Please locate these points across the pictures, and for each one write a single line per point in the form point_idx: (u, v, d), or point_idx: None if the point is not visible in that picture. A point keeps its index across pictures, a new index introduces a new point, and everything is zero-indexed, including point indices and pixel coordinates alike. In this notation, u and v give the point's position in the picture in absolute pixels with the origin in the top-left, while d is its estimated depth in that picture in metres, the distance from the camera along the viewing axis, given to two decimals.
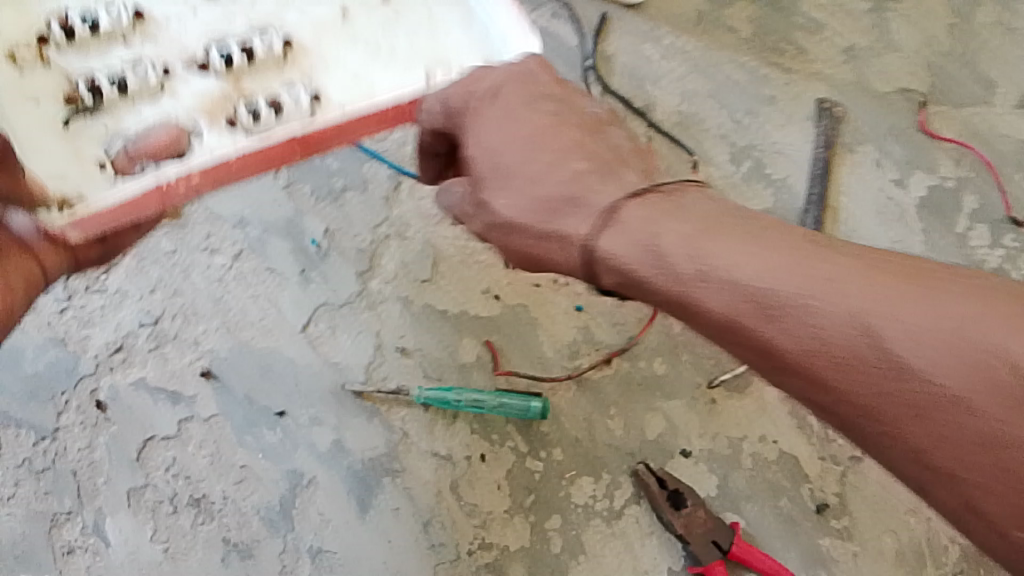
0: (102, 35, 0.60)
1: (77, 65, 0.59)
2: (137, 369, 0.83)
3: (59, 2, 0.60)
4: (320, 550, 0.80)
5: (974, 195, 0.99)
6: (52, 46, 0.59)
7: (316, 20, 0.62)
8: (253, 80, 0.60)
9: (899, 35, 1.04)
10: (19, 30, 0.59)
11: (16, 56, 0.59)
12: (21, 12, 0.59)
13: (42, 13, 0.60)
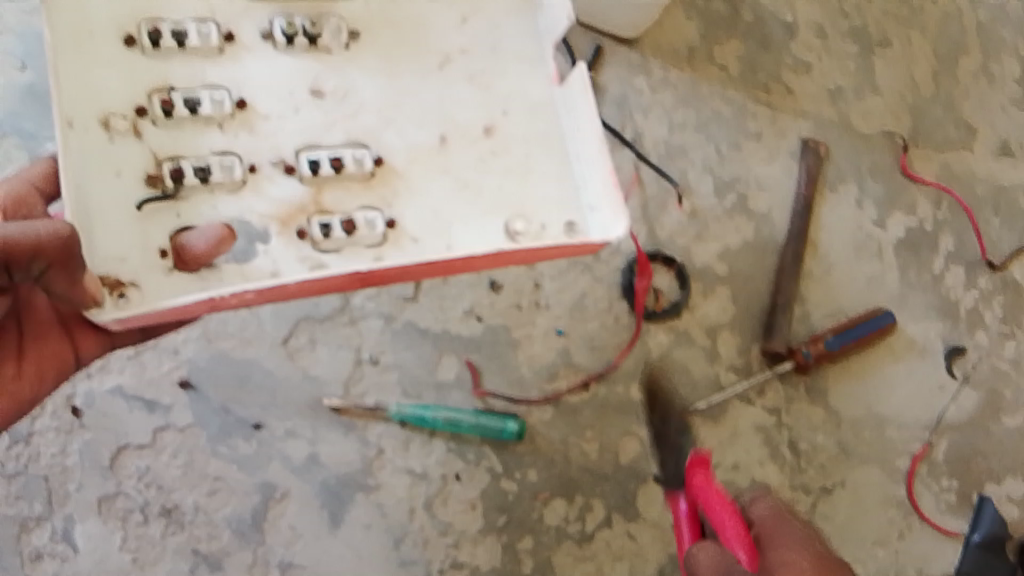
0: (197, 118, 0.61)
1: (168, 144, 0.60)
2: (114, 376, 0.83)
3: (167, 75, 0.61)
4: (290, 564, 0.80)
5: (951, 237, 1.01)
6: (147, 120, 0.60)
7: (414, 145, 0.63)
8: (337, 197, 0.62)
9: (882, 78, 1.07)
10: (121, 100, 0.60)
11: (109, 124, 0.59)
12: (126, 81, 0.60)
13: (149, 84, 0.61)
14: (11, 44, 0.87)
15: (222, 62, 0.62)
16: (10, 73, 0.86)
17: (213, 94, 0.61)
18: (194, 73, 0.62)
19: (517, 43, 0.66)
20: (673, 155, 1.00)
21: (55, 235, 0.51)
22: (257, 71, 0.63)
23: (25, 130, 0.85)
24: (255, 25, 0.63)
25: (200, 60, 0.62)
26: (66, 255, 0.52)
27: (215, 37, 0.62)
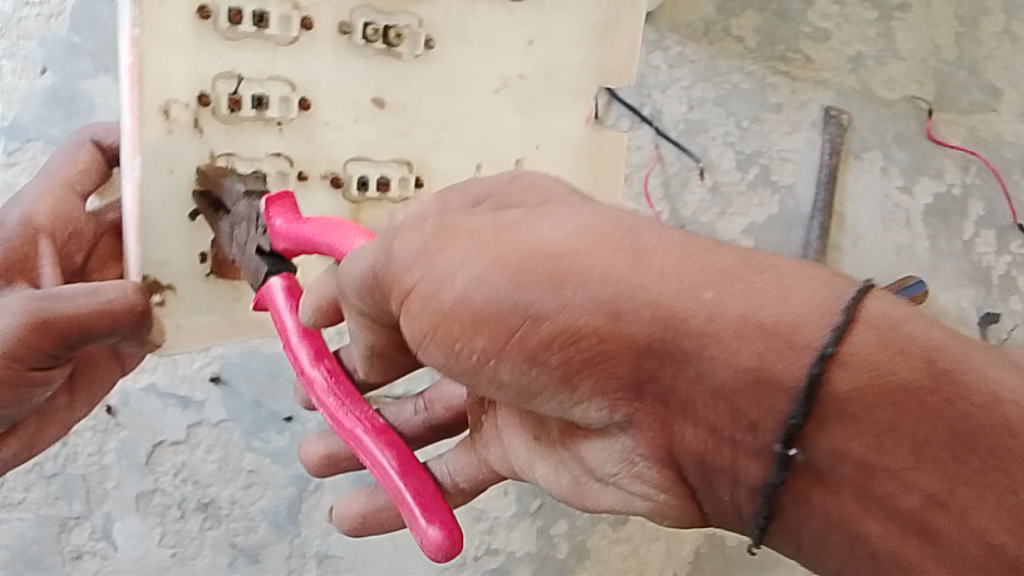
0: (260, 118, 0.58)
1: (225, 139, 0.57)
2: (147, 374, 0.80)
3: (231, 62, 0.56)
4: (326, 554, 0.84)
5: (980, 203, 1.03)
6: (209, 111, 0.56)
7: (456, 169, 0.66)
8: (375, 216, 0.64)
9: (905, 43, 1.02)
10: (183, 85, 0.55)
11: (170, 113, 0.55)
12: (192, 63, 0.55)
13: (217, 70, 0.56)
14: (33, 49, 0.86)
15: (293, 53, 0.58)
16: (31, 79, 0.86)
17: (280, 93, 0.58)
18: (263, 63, 0.57)
19: (574, 75, 0.69)
20: (693, 132, 0.99)
21: (123, 305, 0.55)
22: (325, 70, 0.60)
23: (49, 134, 0.87)
24: (332, 16, 0.59)
25: (272, 48, 0.57)
26: (138, 321, 0.56)
27: (292, 29, 0.57)
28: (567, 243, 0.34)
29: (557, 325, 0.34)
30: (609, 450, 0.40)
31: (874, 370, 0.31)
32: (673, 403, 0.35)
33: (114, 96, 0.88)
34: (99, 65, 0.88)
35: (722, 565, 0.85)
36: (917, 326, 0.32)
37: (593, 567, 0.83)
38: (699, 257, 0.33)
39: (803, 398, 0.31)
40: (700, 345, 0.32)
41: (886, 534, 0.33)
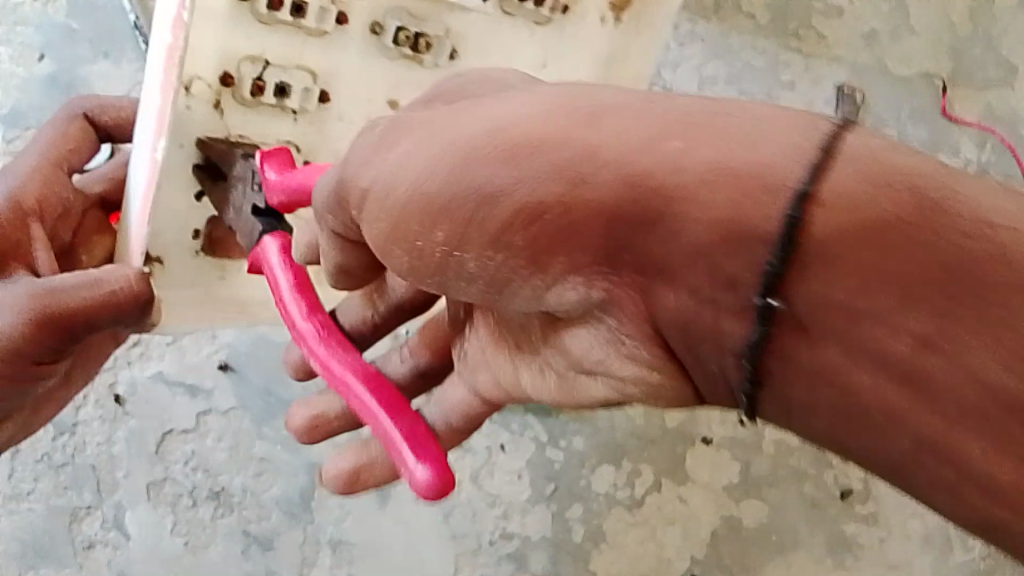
0: (278, 104, 0.59)
1: (240, 121, 0.58)
2: (155, 363, 0.82)
3: (262, 49, 0.56)
4: (340, 542, 0.80)
5: (998, 177, 1.01)
6: (231, 92, 0.56)
7: None
8: None
9: (918, 18, 1.02)
10: (213, 65, 0.55)
11: (191, 88, 0.54)
12: (225, 41, 0.54)
13: (247, 52, 0.56)
14: (29, 35, 0.86)
15: (321, 45, 0.59)
16: (29, 65, 0.85)
17: (302, 84, 0.59)
18: (291, 52, 0.58)
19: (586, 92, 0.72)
20: None
21: (131, 296, 0.54)
22: (349, 67, 0.61)
23: (50, 122, 0.85)
24: (367, 15, 0.60)
25: (303, 38, 0.58)
26: (143, 308, 0.55)
27: (326, 24, 0.57)
28: (533, 117, 0.31)
29: (517, 203, 0.30)
30: (593, 337, 0.36)
31: (855, 205, 0.26)
32: (655, 266, 0.30)
33: (112, 80, 0.87)
34: (98, 49, 0.87)
35: (740, 548, 0.83)
36: (898, 156, 0.27)
37: (610, 552, 0.82)
38: (672, 117, 0.29)
39: (782, 241, 0.26)
40: (681, 202, 0.28)
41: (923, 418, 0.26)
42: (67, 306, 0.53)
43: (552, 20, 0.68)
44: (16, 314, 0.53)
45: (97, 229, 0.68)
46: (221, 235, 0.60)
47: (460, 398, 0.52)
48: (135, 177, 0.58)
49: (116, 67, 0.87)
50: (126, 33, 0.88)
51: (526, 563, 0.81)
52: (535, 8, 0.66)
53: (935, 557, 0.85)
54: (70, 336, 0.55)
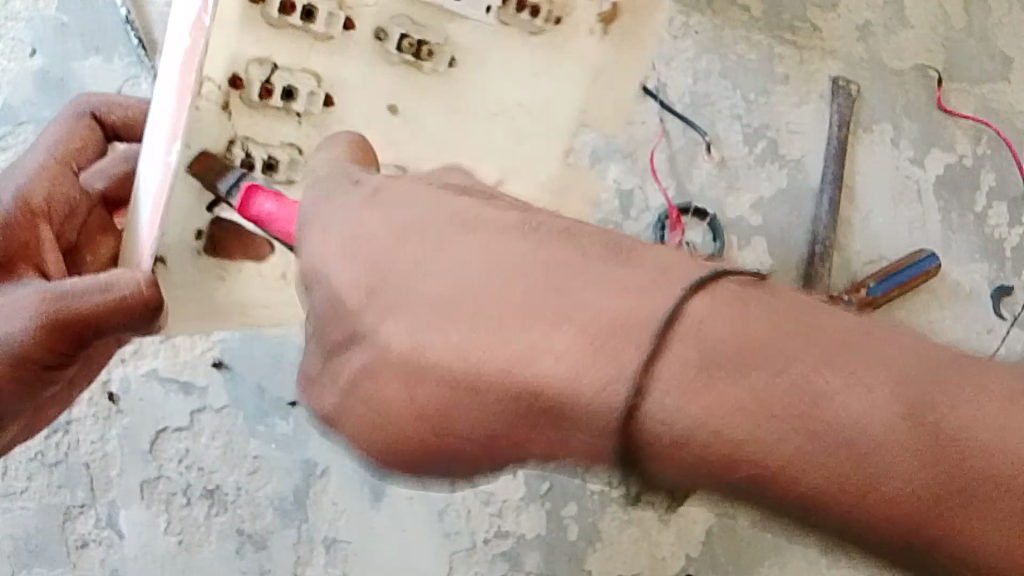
0: (285, 108, 0.59)
1: (246, 124, 0.58)
2: (148, 361, 0.81)
3: (271, 50, 0.57)
4: (334, 540, 0.80)
5: (992, 173, 1.01)
6: (239, 94, 0.56)
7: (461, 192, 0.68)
8: None
9: (914, 10, 1.01)
10: (225, 63, 0.55)
11: (202, 89, 0.54)
12: (235, 41, 0.55)
13: (258, 54, 0.57)
14: (21, 29, 0.85)
15: (329, 50, 0.60)
16: (21, 60, 0.85)
17: (309, 88, 0.59)
18: (298, 56, 0.59)
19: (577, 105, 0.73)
20: (699, 105, 0.97)
21: (141, 301, 0.53)
22: (353, 71, 0.61)
23: (42, 116, 0.85)
24: (372, 21, 0.61)
25: (309, 42, 0.59)
26: (153, 315, 0.54)
27: (334, 28, 0.59)
28: (445, 275, 0.35)
29: (449, 369, 0.34)
30: (539, 467, 0.37)
31: (712, 343, 0.31)
32: (548, 421, 0.33)
33: (105, 76, 0.86)
34: (89, 45, 0.86)
35: (734, 545, 0.84)
36: (763, 302, 0.32)
37: (604, 550, 0.82)
38: (550, 251, 0.34)
39: (624, 407, 0.31)
40: (594, 394, 0.32)
41: (816, 491, 0.30)
42: (79, 310, 0.52)
43: (546, 30, 0.68)
44: (27, 317, 0.52)
45: (101, 229, 0.66)
46: (221, 236, 0.59)
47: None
48: (145, 181, 0.57)
49: (107, 63, 0.86)
50: (112, 24, 0.86)
51: (520, 561, 0.82)
52: (530, 19, 0.66)
53: None
54: (80, 340, 0.54)
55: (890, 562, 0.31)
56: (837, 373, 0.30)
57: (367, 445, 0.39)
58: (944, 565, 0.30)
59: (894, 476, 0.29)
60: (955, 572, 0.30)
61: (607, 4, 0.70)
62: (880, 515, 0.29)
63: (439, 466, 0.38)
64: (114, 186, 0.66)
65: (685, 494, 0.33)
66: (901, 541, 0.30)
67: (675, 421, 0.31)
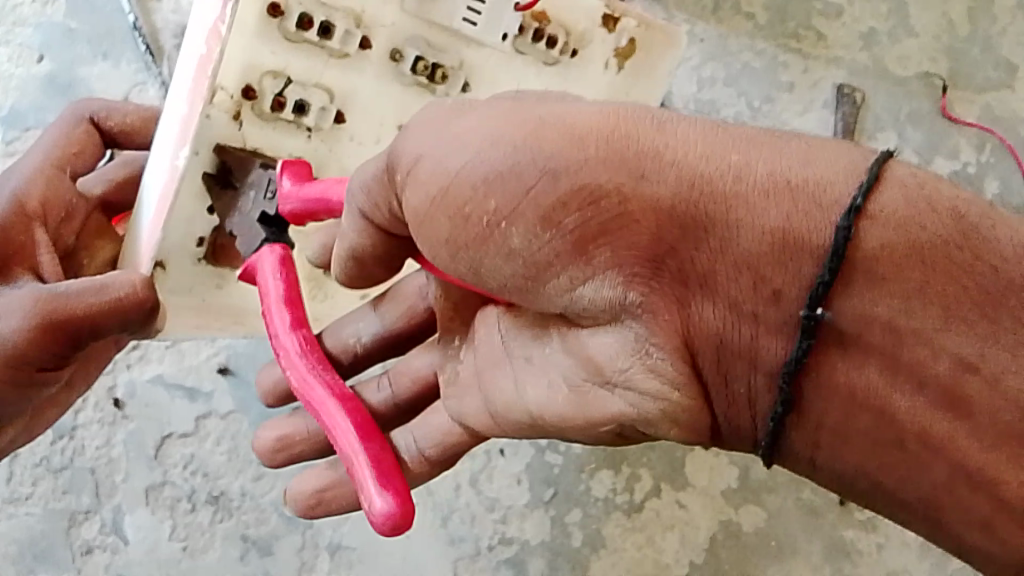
0: (295, 121, 0.59)
1: (257, 136, 0.58)
2: (154, 366, 0.81)
3: (284, 62, 0.57)
4: (338, 546, 0.80)
5: (997, 180, 1.00)
6: (251, 105, 0.57)
7: None
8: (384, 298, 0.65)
9: (919, 18, 1.02)
10: (237, 73, 0.56)
11: (214, 98, 0.55)
12: (252, 54, 0.56)
13: (272, 66, 0.57)
14: (29, 36, 0.86)
15: (344, 68, 0.60)
16: (29, 66, 0.85)
17: (320, 103, 0.59)
18: (313, 71, 0.59)
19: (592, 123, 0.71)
20: (703, 112, 0.97)
21: (135, 304, 0.53)
22: (366, 89, 0.61)
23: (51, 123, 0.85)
24: (388, 42, 0.61)
25: (324, 59, 0.59)
26: (149, 315, 0.54)
27: (349, 46, 0.59)
28: (585, 120, 0.40)
29: (587, 189, 0.39)
30: (619, 342, 0.41)
31: (903, 227, 0.37)
32: (691, 278, 0.40)
33: (111, 80, 0.86)
34: (97, 50, 0.86)
35: (738, 553, 0.83)
36: (929, 197, 0.37)
37: (607, 557, 0.82)
38: (733, 143, 0.39)
39: (832, 256, 0.37)
40: (728, 211, 0.38)
41: (913, 409, 0.38)
42: (74, 311, 0.53)
43: (561, 62, 0.67)
44: (23, 320, 0.53)
45: (99, 234, 0.66)
46: (223, 245, 0.59)
47: (443, 426, 0.58)
48: (148, 184, 0.58)
49: (116, 67, 0.86)
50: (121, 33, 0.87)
51: (524, 568, 0.81)
52: (545, 49, 0.66)
53: (933, 564, 0.85)
54: (76, 342, 0.55)
55: (950, 473, 0.38)
56: (995, 250, 0.37)
57: (485, 264, 0.42)
58: (931, 500, 0.39)
59: (946, 350, 0.37)
60: (950, 518, 0.39)
61: (623, 40, 0.68)
62: (987, 419, 0.37)
63: (547, 289, 0.42)
64: (112, 191, 0.67)
65: (786, 423, 0.40)
66: (968, 448, 0.37)
67: (870, 310, 0.37)
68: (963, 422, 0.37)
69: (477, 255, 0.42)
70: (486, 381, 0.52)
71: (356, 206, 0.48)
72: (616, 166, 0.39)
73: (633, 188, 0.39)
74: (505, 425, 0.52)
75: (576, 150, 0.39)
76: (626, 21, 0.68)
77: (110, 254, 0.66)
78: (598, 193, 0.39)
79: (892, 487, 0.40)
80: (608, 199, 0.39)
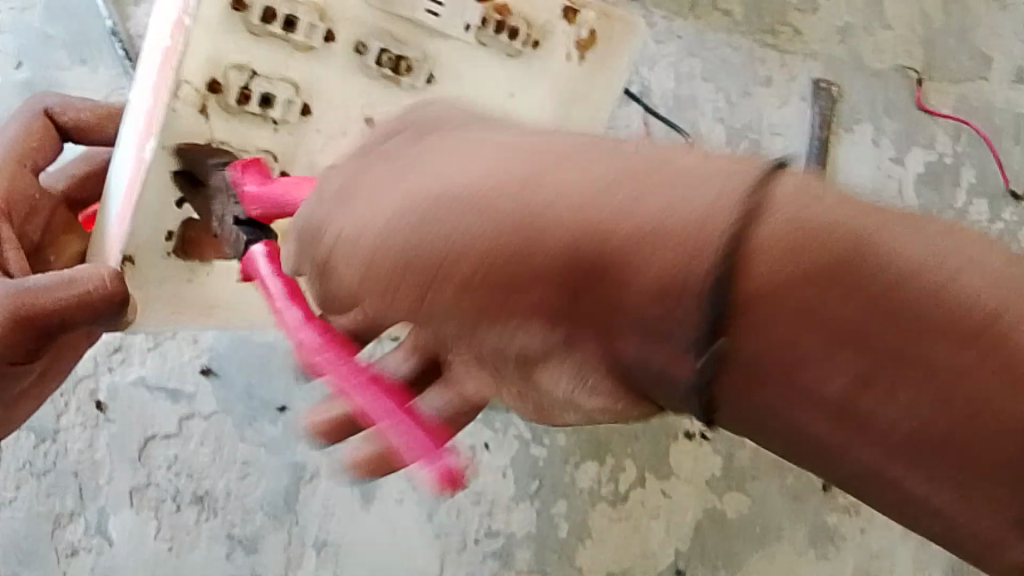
0: (262, 114, 0.59)
1: (224, 129, 0.57)
2: (135, 369, 0.81)
3: (251, 54, 0.57)
4: (324, 543, 0.80)
5: (973, 169, 1.02)
6: (217, 99, 0.56)
7: None
8: None
9: (892, 12, 1.03)
10: (201, 66, 0.55)
11: (179, 91, 0.55)
12: (217, 47, 0.55)
13: (236, 58, 0.56)
14: (5, 41, 0.85)
15: (309, 59, 0.60)
16: (6, 72, 0.85)
17: (286, 95, 0.59)
18: (278, 63, 0.58)
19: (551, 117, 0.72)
20: (682, 106, 0.98)
21: (106, 298, 0.53)
22: (331, 82, 0.61)
23: None
24: (351, 34, 0.61)
25: (289, 50, 0.59)
26: (119, 309, 0.54)
27: (314, 39, 0.59)
28: (462, 166, 0.33)
29: (481, 251, 0.31)
30: (549, 390, 0.36)
31: (779, 271, 0.28)
32: (598, 325, 0.31)
33: (90, 84, 0.86)
34: (77, 56, 0.86)
35: (724, 540, 0.84)
36: (818, 215, 0.29)
37: (594, 547, 0.83)
38: (634, 161, 0.31)
39: (716, 322, 0.29)
40: (630, 259, 0.29)
41: (846, 442, 0.29)
42: (40, 306, 0.53)
43: (523, 53, 0.68)
44: None
45: (64, 228, 0.68)
46: (194, 237, 0.59)
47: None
48: (117, 176, 0.58)
49: (93, 73, 0.86)
50: (100, 37, 0.87)
51: (511, 560, 0.81)
52: (507, 40, 0.66)
53: (916, 548, 0.85)
54: (47, 336, 0.55)
55: (921, 498, 0.29)
56: (899, 265, 0.28)
57: (393, 325, 0.38)
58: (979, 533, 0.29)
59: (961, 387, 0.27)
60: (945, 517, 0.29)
61: (583, 32, 0.70)
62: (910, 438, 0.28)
63: (456, 342, 0.37)
64: (74, 187, 0.68)
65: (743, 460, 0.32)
66: (910, 477, 0.28)
67: (774, 354, 0.28)
68: (919, 467, 0.28)
69: (382, 318, 0.38)
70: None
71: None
72: (497, 219, 0.31)
73: (503, 229, 0.31)
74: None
75: (472, 200, 0.31)
76: (585, 14, 0.69)
77: (75, 247, 0.67)
78: (480, 244, 0.31)
79: (888, 507, 0.30)
80: (504, 232, 0.31)
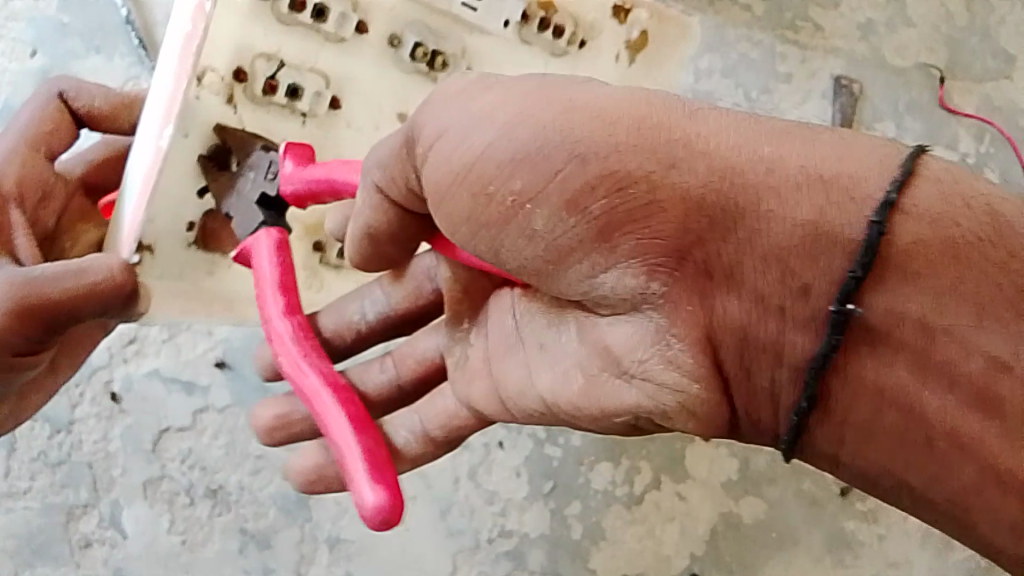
0: (289, 105, 0.59)
1: (252, 119, 0.58)
2: (150, 360, 0.81)
3: (279, 45, 0.59)
4: (338, 539, 0.80)
5: (997, 171, 1.00)
6: (243, 88, 0.57)
7: None
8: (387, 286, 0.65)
9: (916, 9, 1.01)
10: (224, 50, 0.56)
11: (204, 79, 0.55)
12: (242, 34, 0.57)
13: (265, 45, 0.58)
14: (22, 30, 0.86)
15: (341, 50, 0.61)
16: (21, 61, 0.85)
17: (314, 87, 0.60)
18: (307, 53, 0.60)
19: None
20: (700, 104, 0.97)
21: (115, 288, 0.54)
22: (362, 74, 0.62)
23: None
24: (386, 26, 0.62)
25: (320, 41, 0.60)
26: (128, 300, 0.55)
27: (346, 30, 0.60)
28: (620, 106, 0.40)
29: (659, 185, 0.39)
30: (641, 331, 0.42)
31: (935, 223, 0.37)
32: (720, 272, 0.40)
33: (105, 73, 0.86)
34: (91, 45, 0.86)
35: (738, 544, 0.83)
36: (966, 183, 0.38)
37: (608, 549, 0.82)
38: (766, 132, 0.40)
39: (865, 254, 0.37)
40: (759, 209, 0.38)
41: (942, 408, 0.39)
42: (52, 297, 0.54)
43: (568, 53, 0.68)
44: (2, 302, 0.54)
45: (80, 217, 0.69)
46: (214, 229, 0.59)
47: (453, 405, 0.58)
48: (132, 173, 0.57)
49: (109, 61, 0.86)
50: (116, 27, 0.86)
51: (524, 560, 0.81)
52: (552, 38, 0.66)
53: (935, 555, 0.84)
54: (55, 327, 0.56)
55: (979, 473, 0.39)
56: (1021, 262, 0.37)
57: (505, 247, 0.43)
58: (959, 500, 0.40)
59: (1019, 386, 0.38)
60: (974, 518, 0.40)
61: (634, 32, 0.70)
62: (1015, 426, 0.38)
63: (571, 273, 0.42)
64: (91, 174, 0.68)
65: (811, 415, 0.41)
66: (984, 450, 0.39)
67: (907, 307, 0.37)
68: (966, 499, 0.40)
69: (494, 234, 0.43)
70: (497, 366, 0.52)
71: (370, 179, 0.48)
72: (704, 171, 0.39)
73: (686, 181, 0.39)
74: (516, 412, 0.52)
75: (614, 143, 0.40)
76: (637, 13, 0.70)
77: (93, 238, 0.67)
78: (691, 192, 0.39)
79: (922, 485, 0.40)
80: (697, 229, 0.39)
